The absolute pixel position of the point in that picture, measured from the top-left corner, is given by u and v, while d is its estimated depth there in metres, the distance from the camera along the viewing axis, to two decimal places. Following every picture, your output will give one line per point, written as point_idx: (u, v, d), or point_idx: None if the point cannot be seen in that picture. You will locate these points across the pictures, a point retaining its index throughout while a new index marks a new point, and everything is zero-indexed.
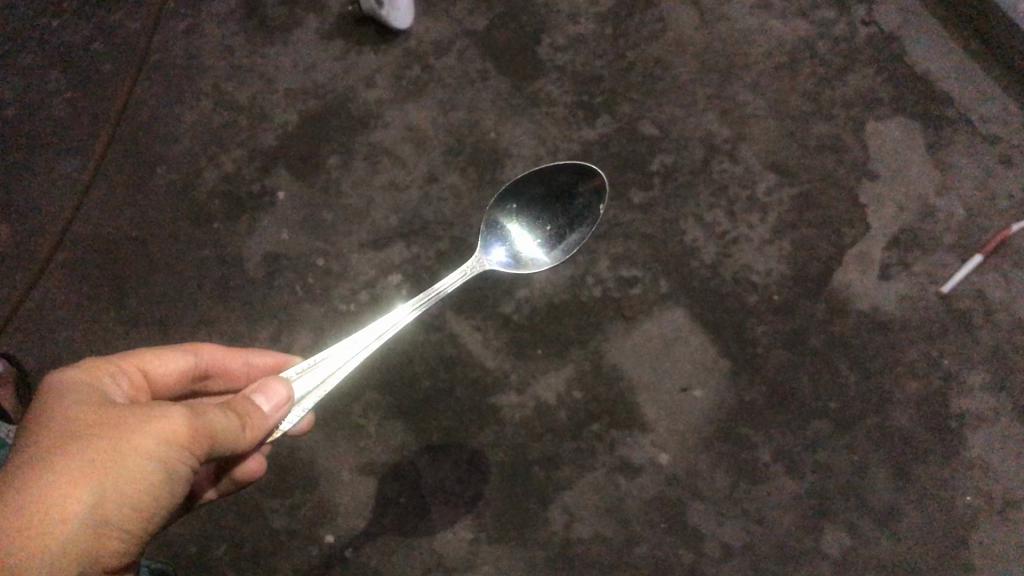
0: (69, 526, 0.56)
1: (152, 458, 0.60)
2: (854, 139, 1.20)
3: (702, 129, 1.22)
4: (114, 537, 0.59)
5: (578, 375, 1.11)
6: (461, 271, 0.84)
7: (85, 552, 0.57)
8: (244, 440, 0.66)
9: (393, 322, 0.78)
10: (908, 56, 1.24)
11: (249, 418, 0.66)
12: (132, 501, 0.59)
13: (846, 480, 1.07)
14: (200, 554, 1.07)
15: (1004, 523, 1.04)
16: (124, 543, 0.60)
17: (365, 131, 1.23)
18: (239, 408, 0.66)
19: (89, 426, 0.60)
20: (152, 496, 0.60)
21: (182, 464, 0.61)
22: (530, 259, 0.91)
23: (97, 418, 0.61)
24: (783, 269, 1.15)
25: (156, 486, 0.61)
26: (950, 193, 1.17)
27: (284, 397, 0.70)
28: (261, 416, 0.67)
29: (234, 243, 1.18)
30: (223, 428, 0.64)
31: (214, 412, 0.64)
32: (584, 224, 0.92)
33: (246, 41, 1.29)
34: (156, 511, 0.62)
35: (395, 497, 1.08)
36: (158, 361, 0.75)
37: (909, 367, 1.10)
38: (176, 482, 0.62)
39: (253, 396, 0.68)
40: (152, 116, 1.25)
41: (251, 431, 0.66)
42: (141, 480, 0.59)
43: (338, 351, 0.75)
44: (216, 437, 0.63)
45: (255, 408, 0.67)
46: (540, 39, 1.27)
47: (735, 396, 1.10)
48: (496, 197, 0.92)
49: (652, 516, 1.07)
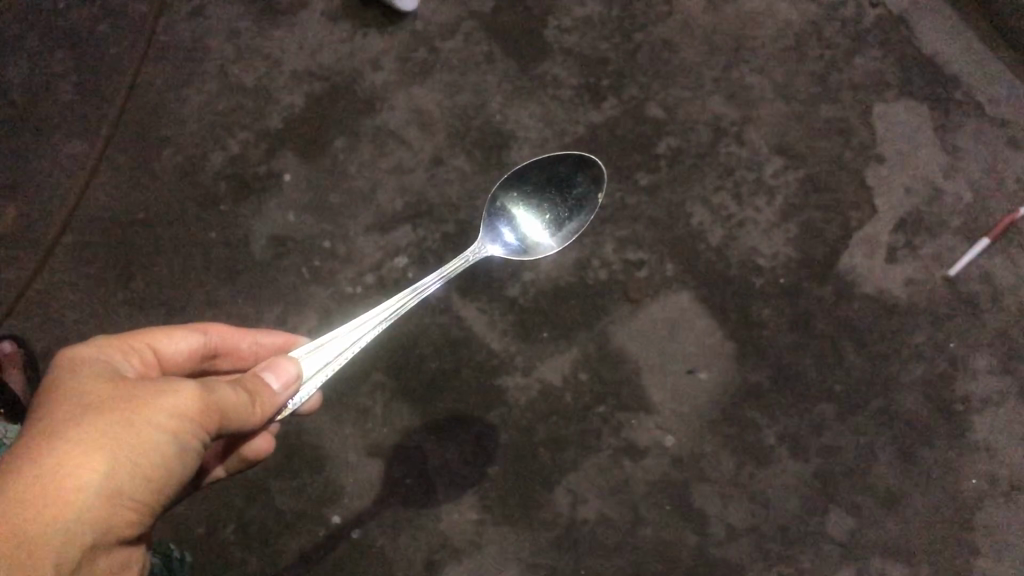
0: (83, 494, 0.55)
1: (164, 431, 0.59)
2: (862, 122, 1.20)
3: (709, 111, 1.21)
4: (128, 509, 0.58)
5: (583, 358, 1.11)
6: (464, 256, 0.83)
7: (100, 522, 0.56)
8: (253, 418, 0.65)
9: (400, 302, 0.78)
10: (916, 38, 1.24)
11: (258, 395, 0.66)
12: (145, 473, 0.58)
13: (850, 462, 1.07)
14: (208, 534, 1.08)
15: (1008, 506, 1.05)
16: (139, 516, 0.59)
17: (371, 114, 1.22)
18: (247, 386, 0.65)
19: (101, 400, 0.59)
20: (165, 469, 0.60)
21: (194, 438, 0.61)
22: (537, 242, 0.90)
23: (107, 393, 0.60)
24: (789, 252, 1.15)
25: (170, 461, 0.60)
26: (958, 175, 1.16)
27: (293, 376, 0.70)
28: (269, 393, 0.67)
29: (241, 226, 1.18)
30: (234, 404, 0.63)
31: (225, 390, 0.63)
32: (583, 212, 0.92)
33: (252, 24, 1.29)
34: (168, 486, 0.61)
35: (402, 478, 1.09)
36: (169, 339, 0.74)
37: (915, 350, 1.10)
38: (189, 457, 0.61)
39: (261, 374, 0.68)
40: (158, 98, 1.25)
41: (260, 408, 0.65)
42: (154, 452, 0.59)
43: (344, 333, 0.75)
44: (226, 414, 0.63)
45: (263, 385, 0.67)
46: (546, 21, 1.27)
47: (740, 378, 1.10)
48: (501, 182, 0.92)
49: (657, 497, 1.07)
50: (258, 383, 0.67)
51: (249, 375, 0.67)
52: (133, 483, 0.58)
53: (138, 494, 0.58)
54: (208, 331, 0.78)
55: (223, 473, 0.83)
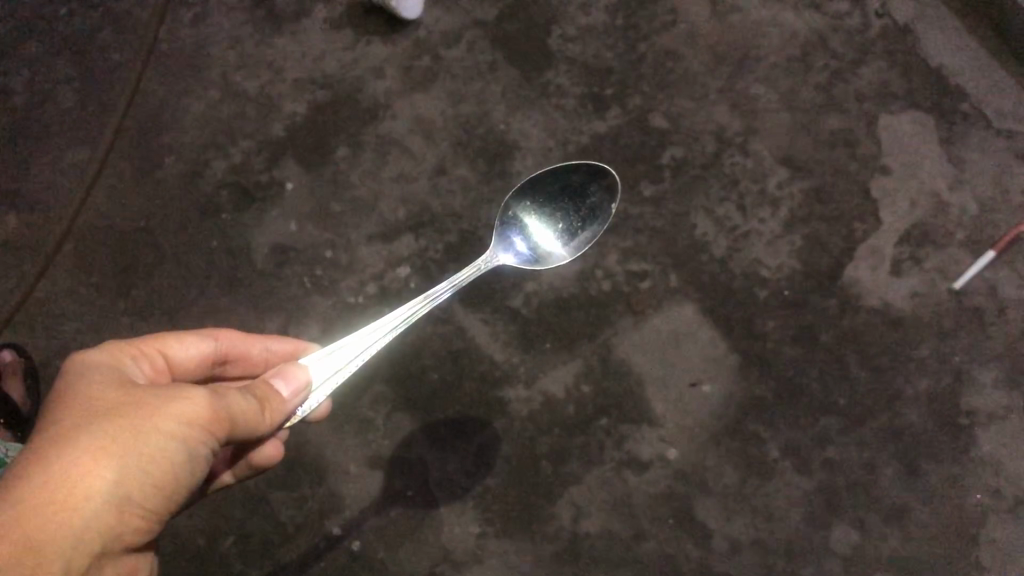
0: (91, 503, 0.54)
1: (174, 438, 0.58)
2: (867, 134, 1.19)
3: (713, 122, 1.21)
4: (136, 516, 0.57)
5: (586, 369, 1.11)
6: (475, 265, 0.82)
7: (109, 531, 0.55)
8: (263, 425, 0.64)
9: (413, 310, 0.76)
10: (921, 49, 1.23)
11: (267, 403, 0.65)
12: (154, 481, 0.58)
13: (855, 477, 1.06)
14: (207, 545, 1.06)
15: (1014, 522, 1.04)
16: (147, 524, 0.59)
17: (374, 122, 1.22)
18: (258, 393, 0.64)
19: (111, 406, 0.58)
20: (174, 477, 0.59)
21: (205, 446, 0.60)
22: (549, 251, 0.89)
23: (116, 399, 0.59)
24: (794, 264, 1.14)
25: (178, 468, 0.59)
26: (964, 187, 1.16)
27: (304, 383, 0.69)
28: (279, 400, 0.66)
29: (243, 234, 1.18)
30: (244, 411, 0.62)
31: (235, 396, 0.62)
32: (596, 222, 0.91)
33: (255, 31, 1.28)
34: (176, 494, 0.60)
35: (403, 490, 1.08)
36: (178, 345, 0.73)
37: (920, 363, 1.09)
38: (197, 464, 0.61)
39: (271, 381, 0.67)
40: (160, 106, 1.25)
41: (270, 415, 0.65)
42: (163, 460, 0.58)
43: (356, 340, 0.74)
44: (236, 421, 0.62)
45: (273, 393, 0.66)
46: (550, 30, 1.26)
47: (744, 390, 1.10)
48: (513, 191, 0.91)
49: (660, 510, 1.06)
50: (268, 391, 0.66)
51: (259, 382, 0.66)
52: (142, 490, 0.57)
53: (146, 502, 0.57)
54: (217, 338, 0.78)
55: (230, 479, 0.82)
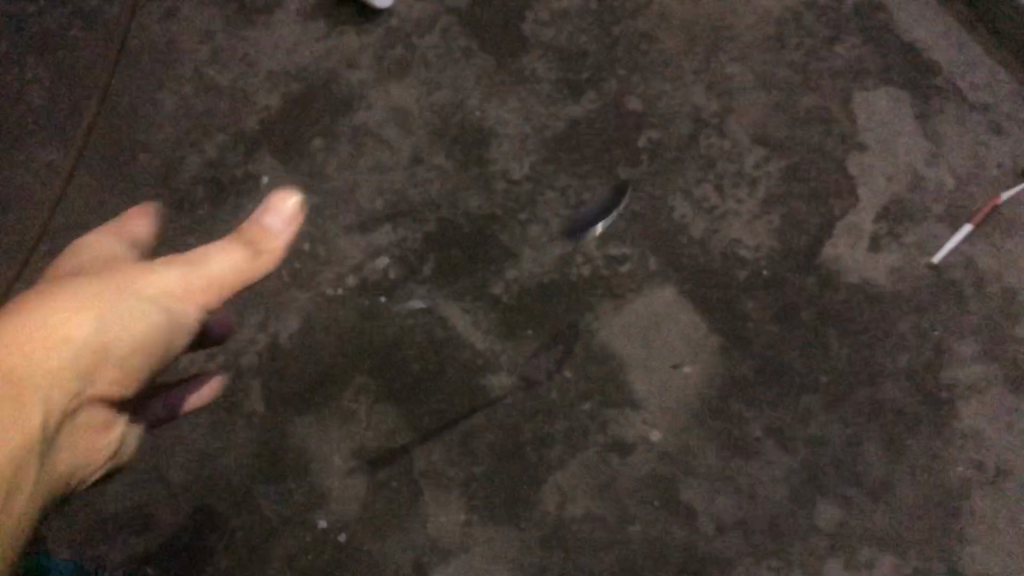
0: (65, 348, 0.54)
1: (151, 299, 0.59)
2: (843, 111, 1.19)
3: (689, 104, 1.21)
4: (117, 369, 0.57)
5: (568, 354, 1.11)
6: None
7: (86, 374, 0.55)
8: (252, 281, 0.64)
9: None
10: (896, 24, 1.24)
11: (260, 253, 0.64)
12: (137, 336, 0.58)
13: (837, 454, 1.07)
14: (194, 542, 1.06)
15: (996, 492, 1.05)
16: (127, 385, 0.59)
17: (349, 113, 1.21)
18: (248, 240, 0.65)
19: (89, 273, 0.59)
20: (156, 339, 0.59)
21: (185, 309, 0.61)
22: None
23: (97, 268, 0.60)
24: (773, 243, 1.14)
25: (161, 330, 0.60)
26: (940, 161, 1.16)
27: (293, 212, 0.66)
28: (269, 246, 0.65)
29: (220, 229, 1.17)
30: (231, 270, 0.63)
31: (218, 257, 0.63)
32: None
33: (226, 24, 1.27)
34: (158, 359, 0.60)
35: (388, 481, 1.07)
36: None
37: (900, 339, 1.10)
38: (179, 331, 0.61)
39: (260, 215, 0.65)
40: (133, 103, 1.24)
41: (262, 266, 0.64)
42: (145, 316, 0.58)
43: None
44: (222, 283, 0.63)
45: (265, 240, 0.65)
46: (524, 14, 1.26)
47: (726, 371, 1.10)
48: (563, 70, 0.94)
49: (645, 492, 1.06)
50: (259, 232, 0.65)
51: (247, 225, 0.65)
52: (121, 345, 0.57)
53: (129, 358, 0.58)
54: None
55: None
